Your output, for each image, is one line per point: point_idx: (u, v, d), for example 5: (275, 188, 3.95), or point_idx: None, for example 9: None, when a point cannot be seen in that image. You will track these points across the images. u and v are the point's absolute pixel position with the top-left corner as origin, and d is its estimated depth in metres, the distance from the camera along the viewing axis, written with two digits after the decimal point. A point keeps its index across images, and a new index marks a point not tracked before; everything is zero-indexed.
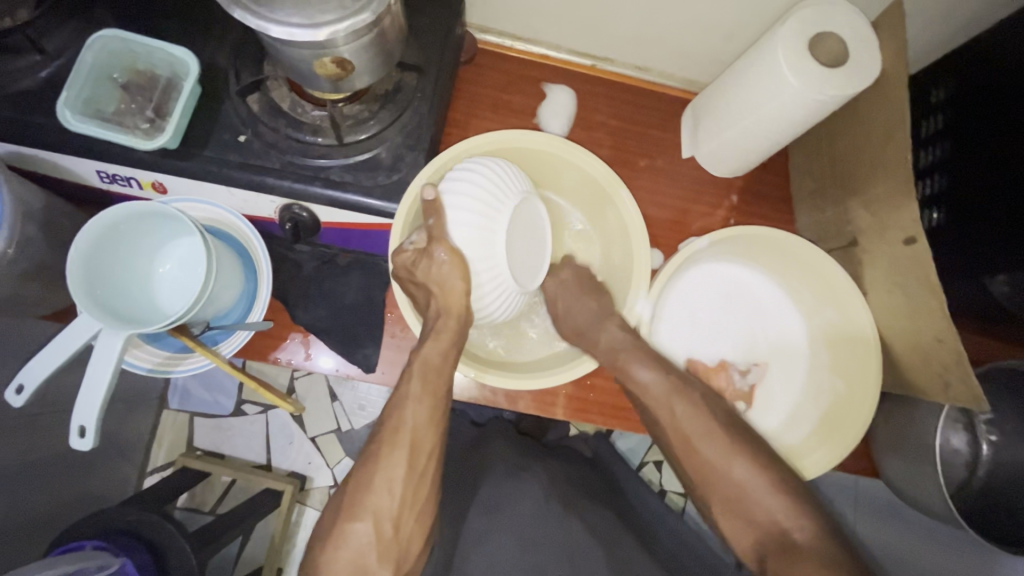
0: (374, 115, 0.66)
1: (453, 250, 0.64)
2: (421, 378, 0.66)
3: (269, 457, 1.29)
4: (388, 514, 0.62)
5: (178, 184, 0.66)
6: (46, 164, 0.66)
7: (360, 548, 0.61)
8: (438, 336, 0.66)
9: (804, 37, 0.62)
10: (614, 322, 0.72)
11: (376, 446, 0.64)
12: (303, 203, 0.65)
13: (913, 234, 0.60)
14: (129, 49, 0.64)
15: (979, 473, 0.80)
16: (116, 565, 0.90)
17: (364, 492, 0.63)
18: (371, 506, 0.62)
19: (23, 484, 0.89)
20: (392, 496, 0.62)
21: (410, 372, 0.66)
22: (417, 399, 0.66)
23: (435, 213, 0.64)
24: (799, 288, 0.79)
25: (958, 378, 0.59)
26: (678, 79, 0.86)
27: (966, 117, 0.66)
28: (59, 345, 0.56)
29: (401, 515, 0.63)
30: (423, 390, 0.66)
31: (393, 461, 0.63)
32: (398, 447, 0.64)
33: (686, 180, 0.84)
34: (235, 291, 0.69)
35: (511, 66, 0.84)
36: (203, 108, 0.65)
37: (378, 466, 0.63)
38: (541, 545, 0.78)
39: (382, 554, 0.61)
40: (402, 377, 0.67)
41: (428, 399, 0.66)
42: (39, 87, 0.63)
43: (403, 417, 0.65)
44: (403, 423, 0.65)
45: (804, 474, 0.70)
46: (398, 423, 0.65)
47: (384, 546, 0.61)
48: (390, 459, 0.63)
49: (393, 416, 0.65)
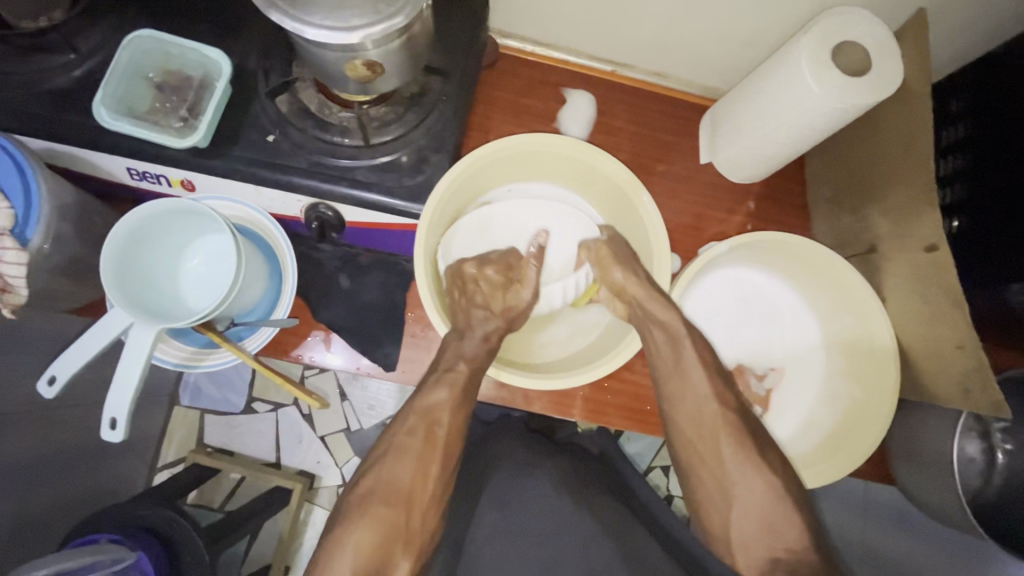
0: (399, 118, 0.67)
1: (535, 294, 0.78)
2: (458, 391, 0.66)
3: (280, 455, 1.30)
4: (413, 506, 0.61)
5: (207, 182, 0.67)
6: (78, 160, 0.67)
7: (384, 535, 0.58)
8: (481, 353, 0.70)
9: (826, 45, 0.63)
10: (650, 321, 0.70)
11: (407, 436, 0.64)
12: (329, 203, 0.67)
13: (935, 240, 0.61)
14: (163, 50, 0.66)
15: (993, 481, 0.79)
16: (131, 558, 0.90)
17: (388, 481, 0.61)
18: (400, 492, 0.61)
19: (40, 478, 0.90)
20: (419, 479, 0.62)
21: (449, 381, 0.67)
22: (456, 407, 0.66)
23: (540, 262, 0.80)
24: (817, 295, 0.79)
25: (977, 385, 0.59)
26: (695, 86, 0.87)
27: (987, 127, 0.66)
28: (91, 338, 0.57)
29: (422, 505, 0.62)
30: (459, 398, 0.66)
31: (426, 458, 0.63)
32: (433, 448, 0.64)
33: (703, 185, 0.85)
34: (261, 289, 0.70)
35: (531, 72, 0.85)
36: (233, 107, 0.66)
37: (402, 453, 0.63)
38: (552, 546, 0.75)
39: (405, 543, 0.59)
40: (429, 383, 0.67)
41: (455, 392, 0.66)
42: (74, 85, 0.64)
43: (427, 407, 0.66)
44: (439, 416, 0.65)
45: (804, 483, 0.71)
46: (435, 418, 0.65)
47: (408, 536, 0.60)
48: (422, 458, 0.63)
49: (429, 418, 0.65)
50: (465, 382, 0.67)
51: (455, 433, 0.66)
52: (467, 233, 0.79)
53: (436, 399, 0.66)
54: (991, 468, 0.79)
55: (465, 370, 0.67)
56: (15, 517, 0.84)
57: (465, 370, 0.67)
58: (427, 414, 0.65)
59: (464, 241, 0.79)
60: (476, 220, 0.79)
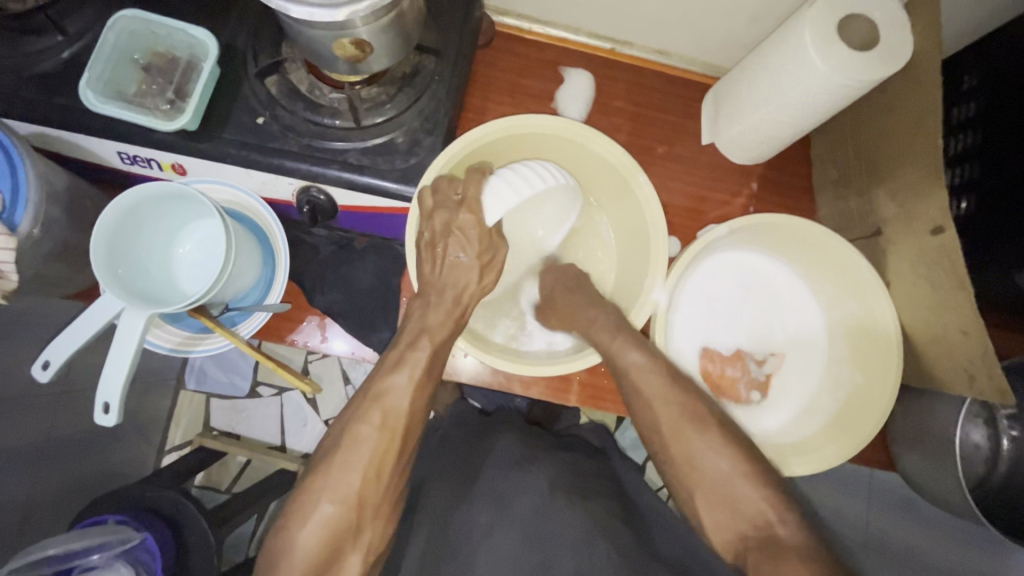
0: (391, 99, 0.65)
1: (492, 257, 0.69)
2: (424, 369, 0.66)
3: (284, 438, 1.31)
4: (369, 496, 0.63)
5: (199, 166, 0.66)
6: (68, 145, 0.66)
7: (335, 531, 0.60)
8: (446, 320, 0.68)
9: (832, 17, 0.60)
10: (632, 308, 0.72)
11: (362, 427, 0.64)
12: (321, 185, 0.65)
13: (941, 222, 0.59)
14: (150, 30, 0.64)
15: (1000, 469, 0.78)
16: (138, 539, 0.91)
17: (344, 470, 0.62)
18: (349, 491, 0.62)
19: (50, 458, 0.91)
20: (371, 477, 0.63)
21: (411, 361, 0.66)
22: (418, 387, 0.66)
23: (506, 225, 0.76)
24: (820, 280, 0.78)
25: (983, 371, 0.57)
26: (698, 64, 0.84)
27: (1002, 104, 0.64)
28: (84, 324, 0.57)
29: (374, 504, 0.63)
30: (422, 378, 0.66)
31: (380, 445, 0.63)
32: (387, 433, 0.64)
33: (704, 167, 0.83)
34: (254, 275, 0.71)
35: (529, 50, 0.83)
36: (222, 89, 0.65)
37: (358, 444, 0.63)
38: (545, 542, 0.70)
39: (354, 538, 0.62)
40: (398, 361, 0.66)
41: (419, 378, 0.66)
42: (62, 69, 0.63)
43: (396, 401, 0.65)
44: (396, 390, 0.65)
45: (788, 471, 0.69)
46: (392, 393, 0.65)
47: (357, 530, 0.62)
48: (376, 447, 0.63)
49: (384, 403, 0.64)
50: (428, 361, 0.66)
51: (416, 418, 0.66)
52: (493, 187, 0.69)
53: (398, 382, 0.65)
54: (995, 455, 0.78)
55: (427, 350, 0.66)
56: (26, 497, 0.86)
57: (428, 346, 0.67)
58: (382, 400, 0.65)
59: (489, 196, 0.69)
60: (516, 182, 0.70)
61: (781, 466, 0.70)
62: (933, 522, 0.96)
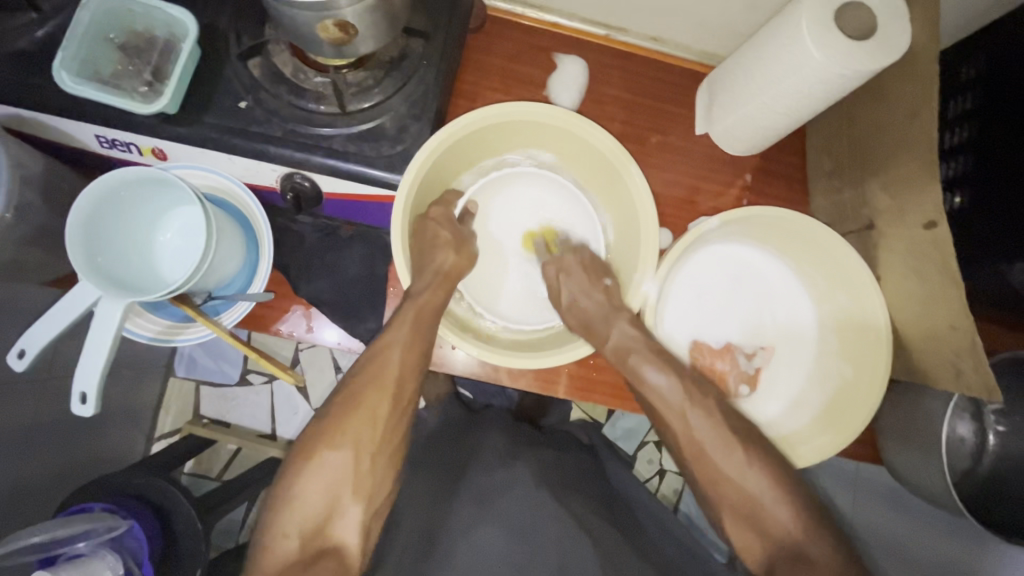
0: (378, 83, 0.64)
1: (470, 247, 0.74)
2: (413, 326, 0.66)
3: (274, 427, 1.30)
4: (368, 445, 0.63)
5: (180, 151, 0.64)
6: (43, 127, 0.64)
7: (333, 483, 0.61)
8: (433, 288, 0.68)
9: (829, 6, 0.59)
10: (624, 317, 0.71)
11: (359, 385, 0.64)
12: (305, 172, 0.64)
13: (934, 217, 0.58)
14: (126, 7, 0.62)
15: (985, 462, 0.78)
16: (124, 527, 0.90)
17: (340, 427, 0.63)
18: (348, 440, 0.62)
19: (34, 446, 0.90)
20: (366, 431, 0.63)
21: (401, 320, 0.66)
22: (408, 347, 0.66)
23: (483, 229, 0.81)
24: (811, 273, 0.77)
25: (970, 367, 0.57)
26: (694, 52, 0.83)
27: (1000, 96, 0.63)
28: (59, 312, 0.56)
29: (371, 451, 0.63)
30: (413, 335, 0.66)
31: (376, 399, 0.64)
32: (381, 386, 0.64)
33: (697, 157, 0.81)
34: (237, 263, 0.69)
35: (521, 35, 0.81)
36: (203, 71, 0.63)
37: (354, 400, 0.64)
38: (533, 533, 0.70)
39: (354, 489, 0.62)
40: (393, 319, 0.67)
41: (413, 345, 0.66)
42: (35, 47, 0.61)
43: (390, 358, 0.65)
44: (387, 367, 0.65)
45: (798, 462, 0.70)
46: (384, 360, 0.65)
47: (357, 482, 0.62)
48: (371, 401, 0.64)
49: (380, 356, 0.65)
50: (415, 318, 0.66)
51: (409, 377, 0.66)
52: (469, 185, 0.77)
53: (392, 338, 0.66)
54: (980, 449, 0.78)
55: (414, 307, 0.66)
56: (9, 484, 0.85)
57: (413, 309, 0.67)
58: (376, 357, 0.65)
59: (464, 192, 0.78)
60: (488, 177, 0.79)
61: (792, 456, 0.71)
62: (919, 514, 0.96)
